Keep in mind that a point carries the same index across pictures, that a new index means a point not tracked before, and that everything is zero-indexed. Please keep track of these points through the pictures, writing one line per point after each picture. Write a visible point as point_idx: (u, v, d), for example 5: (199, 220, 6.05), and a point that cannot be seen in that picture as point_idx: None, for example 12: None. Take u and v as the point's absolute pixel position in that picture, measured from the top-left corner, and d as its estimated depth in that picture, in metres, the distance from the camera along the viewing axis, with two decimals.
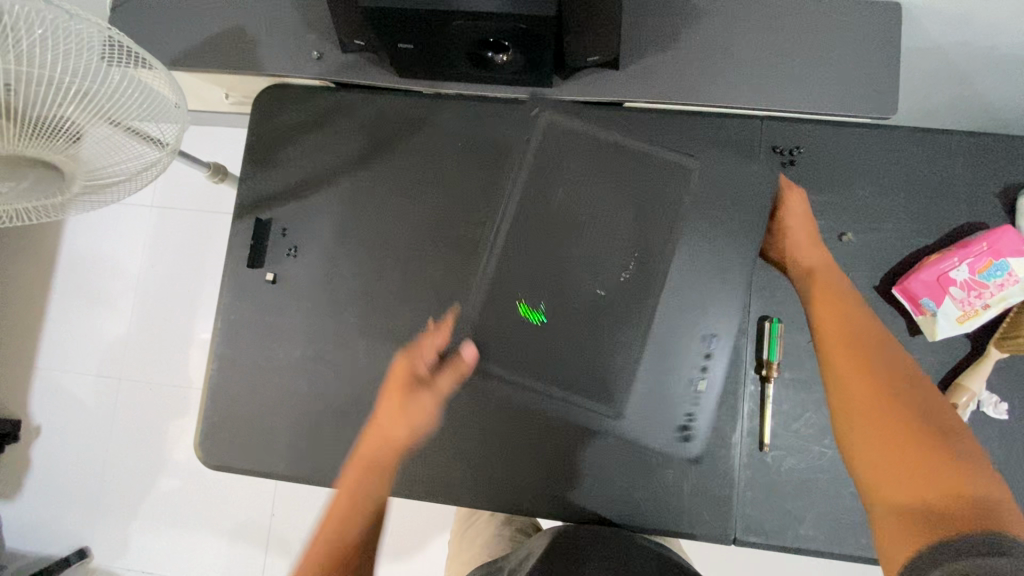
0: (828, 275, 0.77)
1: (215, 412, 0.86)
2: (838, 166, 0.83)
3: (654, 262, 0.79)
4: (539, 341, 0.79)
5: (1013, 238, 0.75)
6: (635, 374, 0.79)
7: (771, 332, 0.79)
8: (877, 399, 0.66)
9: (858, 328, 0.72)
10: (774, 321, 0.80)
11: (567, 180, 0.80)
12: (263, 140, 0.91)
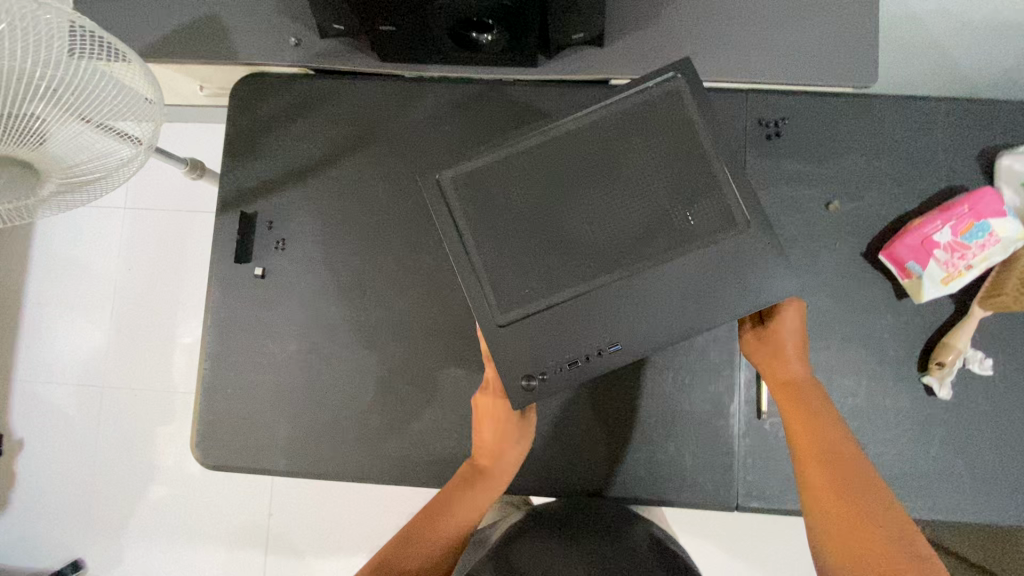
0: (788, 376, 0.73)
1: (210, 411, 0.84)
2: (823, 136, 0.84)
3: (673, 245, 0.73)
4: (541, 316, 0.73)
5: (993, 199, 0.77)
6: (632, 336, 0.73)
7: None
8: (831, 480, 0.66)
9: (814, 413, 0.71)
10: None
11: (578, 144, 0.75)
12: (244, 132, 0.89)
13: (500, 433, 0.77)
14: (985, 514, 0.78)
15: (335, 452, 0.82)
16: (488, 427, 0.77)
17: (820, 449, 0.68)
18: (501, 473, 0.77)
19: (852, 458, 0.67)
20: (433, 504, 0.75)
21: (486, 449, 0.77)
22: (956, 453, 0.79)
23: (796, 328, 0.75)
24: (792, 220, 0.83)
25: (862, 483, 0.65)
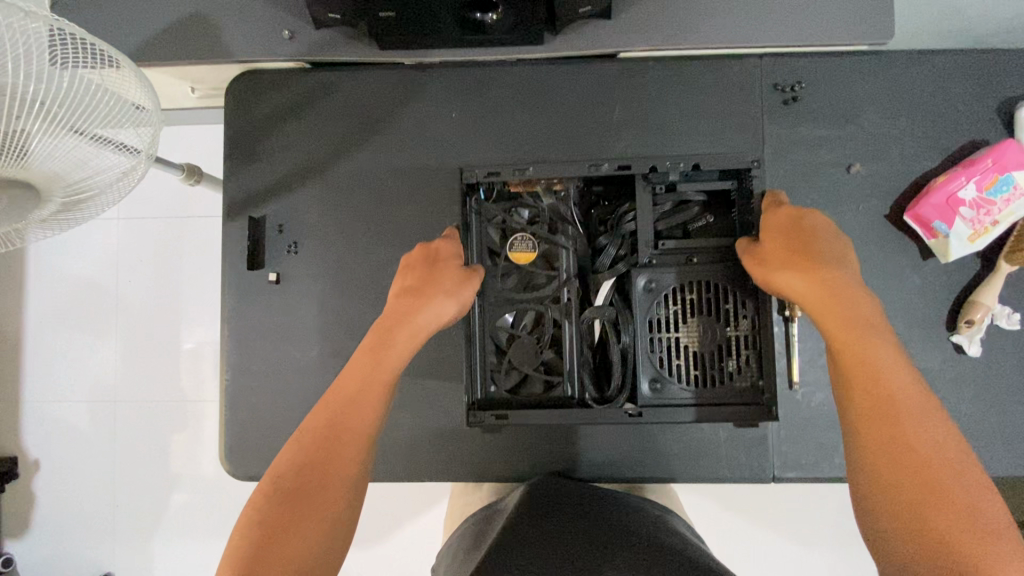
0: (828, 294, 0.65)
1: (236, 422, 0.83)
2: (841, 97, 0.82)
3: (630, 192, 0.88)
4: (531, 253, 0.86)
5: (1018, 151, 0.76)
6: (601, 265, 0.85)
7: None
8: (873, 402, 0.57)
9: (848, 330, 0.62)
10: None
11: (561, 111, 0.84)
12: (242, 133, 0.85)
13: (425, 272, 0.74)
14: (1016, 467, 0.79)
15: None
16: (416, 271, 0.75)
17: (859, 370, 0.60)
18: (423, 316, 0.71)
19: (897, 379, 0.58)
20: (348, 377, 0.66)
21: (408, 306, 0.71)
22: (986, 410, 0.80)
23: (812, 228, 0.70)
24: (814, 186, 0.81)
25: (904, 404, 0.56)
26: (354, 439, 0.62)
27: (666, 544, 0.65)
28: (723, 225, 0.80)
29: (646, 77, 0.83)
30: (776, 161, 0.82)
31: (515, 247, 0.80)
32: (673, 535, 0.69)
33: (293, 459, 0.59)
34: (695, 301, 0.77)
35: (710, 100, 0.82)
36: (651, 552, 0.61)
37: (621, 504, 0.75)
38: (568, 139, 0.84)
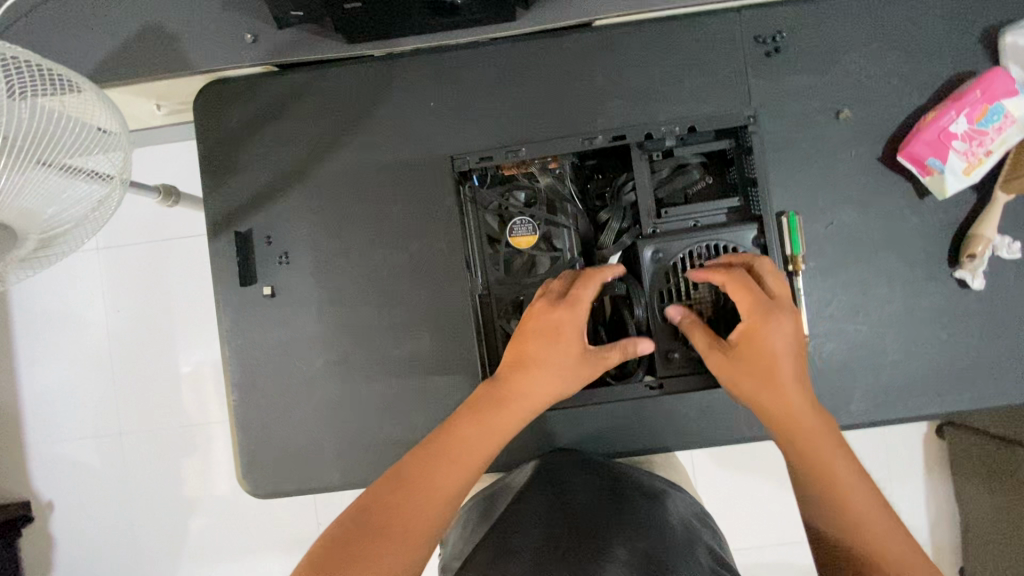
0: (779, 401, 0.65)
1: (249, 442, 0.81)
2: (823, 43, 0.81)
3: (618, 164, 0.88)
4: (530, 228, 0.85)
5: (1004, 78, 0.76)
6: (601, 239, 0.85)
7: (790, 226, 0.78)
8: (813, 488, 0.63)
9: (799, 429, 0.64)
10: (791, 215, 0.78)
11: (543, 88, 0.82)
12: (216, 145, 0.82)
13: (562, 328, 0.68)
14: None
15: (384, 457, 0.81)
16: (554, 326, 0.68)
17: (802, 459, 0.64)
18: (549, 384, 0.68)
19: (842, 465, 0.63)
20: (459, 437, 0.64)
21: (536, 371, 0.67)
22: (993, 341, 0.80)
23: (771, 332, 0.66)
24: (805, 136, 0.80)
25: (845, 494, 0.61)
26: (439, 500, 0.60)
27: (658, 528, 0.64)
28: (720, 187, 0.82)
29: (624, 43, 0.81)
30: (764, 116, 0.80)
31: (516, 232, 0.79)
32: (665, 511, 0.68)
33: (355, 514, 0.59)
34: (704, 268, 0.77)
35: (691, 60, 0.81)
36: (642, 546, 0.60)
37: (617, 477, 0.74)
38: (552, 117, 0.82)
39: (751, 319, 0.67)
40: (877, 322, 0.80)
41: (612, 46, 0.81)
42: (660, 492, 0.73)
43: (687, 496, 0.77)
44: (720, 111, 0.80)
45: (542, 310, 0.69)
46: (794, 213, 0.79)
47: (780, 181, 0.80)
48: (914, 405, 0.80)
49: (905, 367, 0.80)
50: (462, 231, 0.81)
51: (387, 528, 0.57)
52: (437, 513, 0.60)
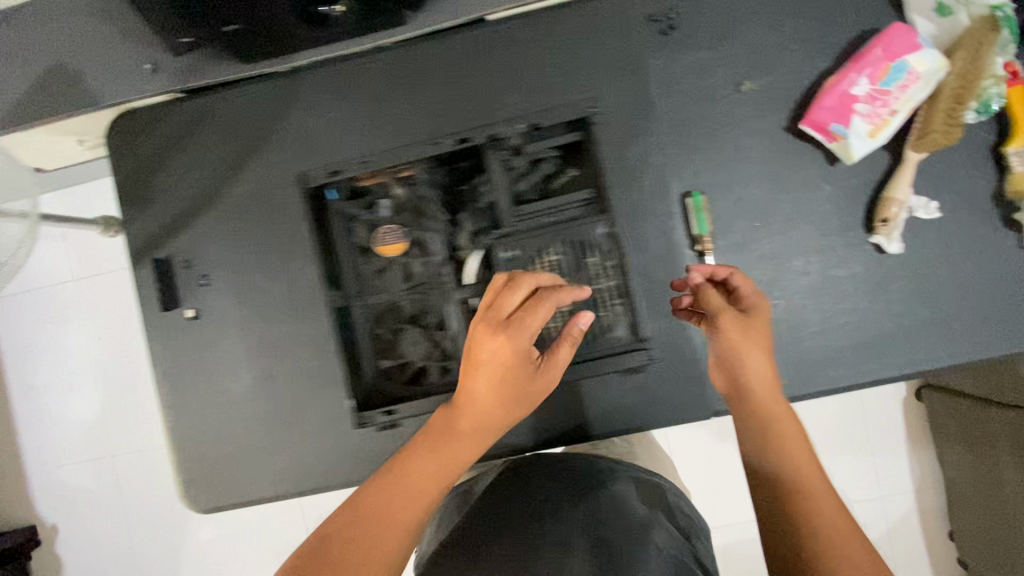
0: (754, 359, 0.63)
1: (189, 459, 0.84)
2: (719, 14, 0.78)
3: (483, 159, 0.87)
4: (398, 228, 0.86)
5: (905, 34, 0.73)
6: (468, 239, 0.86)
7: (695, 207, 0.78)
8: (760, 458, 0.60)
9: (767, 402, 0.61)
10: (695, 195, 0.78)
11: (440, 88, 0.81)
12: (131, 176, 0.84)
13: (506, 361, 0.62)
14: (957, 355, 0.78)
15: (316, 466, 0.82)
16: (497, 348, 0.62)
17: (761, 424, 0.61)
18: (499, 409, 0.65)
19: (792, 434, 0.60)
20: (410, 467, 0.61)
21: (493, 403, 0.64)
22: (917, 304, 0.78)
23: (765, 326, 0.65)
24: (706, 112, 0.79)
25: (796, 467, 0.58)
26: (401, 531, 0.57)
27: (591, 510, 0.66)
28: (585, 173, 0.82)
29: (517, 34, 0.80)
30: (664, 96, 0.79)
31: (383, 240, 0.81)
32: (633, 490, 0.72)
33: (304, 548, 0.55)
34: (560, 263, 0.78)
35: (586, 44, 0.80)
36: (581, 531, 0.62)
37: (550, 469, 0.76)
38: (452, 115, 0.81)
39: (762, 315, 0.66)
40: (797, 294, 0.79)
41: (505, 39, 0.80)
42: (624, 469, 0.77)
43: (650, 484, 0.76)
44: (619, 95, 0.79)
45: (490, 344, 0.62)
46: (698, 192, 0.79)
47: (684, 162, 0.79)
48: (841, 375, 0.79)
49: (829, 337, 0.79)
50: (324, 248, 0.81)
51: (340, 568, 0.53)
52: (390, 551, 0.56)
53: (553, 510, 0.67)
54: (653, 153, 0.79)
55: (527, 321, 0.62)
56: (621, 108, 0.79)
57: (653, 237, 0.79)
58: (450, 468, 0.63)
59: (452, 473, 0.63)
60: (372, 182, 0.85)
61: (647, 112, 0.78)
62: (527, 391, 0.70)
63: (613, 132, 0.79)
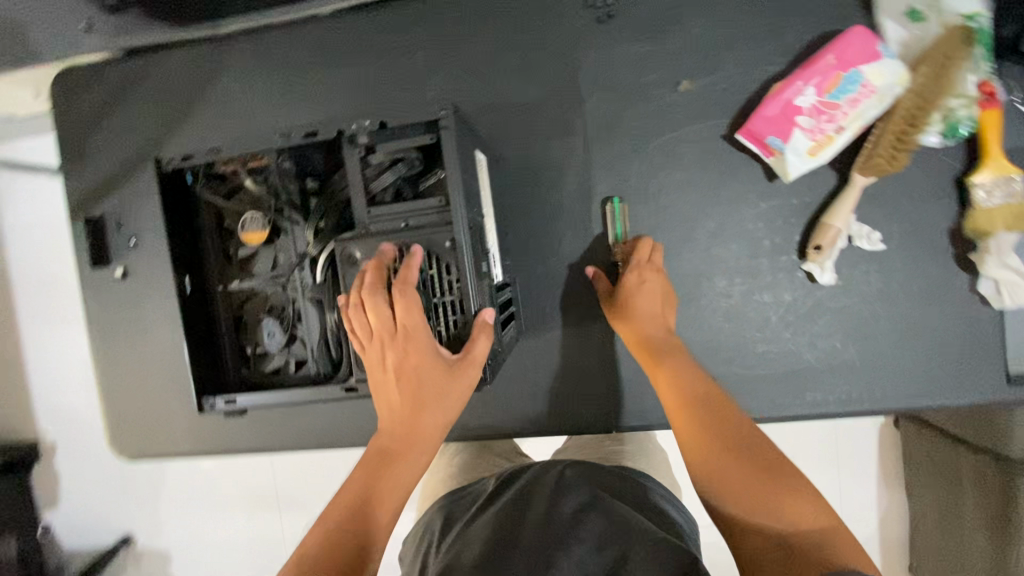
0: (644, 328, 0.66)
1: (114, 409, 0.89)
2: (662, 5, 0.72)
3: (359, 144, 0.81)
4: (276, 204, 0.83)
5: (864, 41, 0.64)
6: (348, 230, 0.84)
7: (614, 214, 0.73)
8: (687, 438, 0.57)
9: (691, 388, 0.59)
10: (615, 202, 0.73)
11: (366, 63, 0.78)
12: (71, 132, 0.87)
13: (406, 364, 0.52)
14: (883, 399, 0.72)
15: (223, 431, 0.84)
16: (399, 351, 0.52)
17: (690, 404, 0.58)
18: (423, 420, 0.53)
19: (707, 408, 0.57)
20: (353, 490, 0.50)
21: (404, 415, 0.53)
22: (846, 340, 0.72)
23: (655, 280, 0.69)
24: (639, 112, 0.73)
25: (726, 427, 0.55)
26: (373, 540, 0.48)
27: (596, 521, 0.51)
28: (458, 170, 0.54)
29: (447, 11, 0.75)
30: (594, 91, 0.73)
31: (247, 227, 0.59)
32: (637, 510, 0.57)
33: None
34: None
35: (518, 26, 0.74)
36: (598, 549, 0.48)
37: (524, 484, 0.60)
38: (375, 94, 0.78)
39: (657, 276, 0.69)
40: (716, 316, 0.74)
41: (434, 15, 0.76)
42: (629, 484, 0.62)
43: (650, 491, 0.63)
44: (546, 86, 0.74)
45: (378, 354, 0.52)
46: (618, 199, 0.73)
47: (609, 163, 0.74)
48: (755, 407, 0.74)
49: (745, 366, 0.74)
50: None
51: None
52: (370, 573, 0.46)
53: (534, 516, 0.53)
54: (576, 152, 0.74)
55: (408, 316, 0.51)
56: (547, 101, 0.74)
57: (568, 240, 0.75)
58: (380, 503, 0.50)
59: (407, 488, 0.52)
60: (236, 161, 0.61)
61: (574, 107, 0.74)
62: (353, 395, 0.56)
63: (536, 127, 0.74)
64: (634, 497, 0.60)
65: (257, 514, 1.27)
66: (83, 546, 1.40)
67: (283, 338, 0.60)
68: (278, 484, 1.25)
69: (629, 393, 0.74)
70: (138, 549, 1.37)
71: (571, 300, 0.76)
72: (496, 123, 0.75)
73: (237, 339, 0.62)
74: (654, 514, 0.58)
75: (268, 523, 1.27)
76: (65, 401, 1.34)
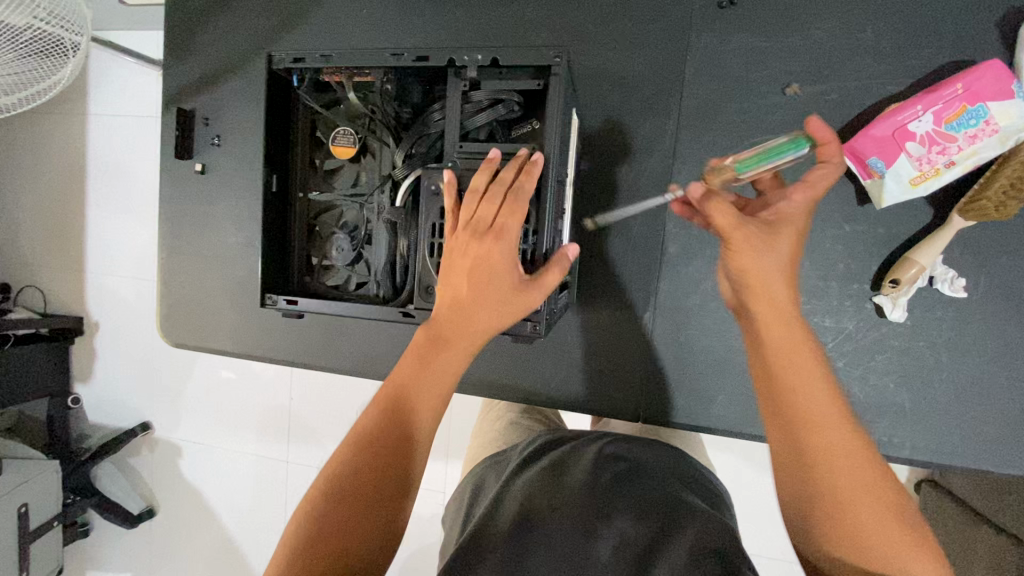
0: (768, 283, 0.49)
1: (168, 296, 0.92)
2: (789, 2, 0.69)
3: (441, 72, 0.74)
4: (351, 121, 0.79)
5: (999, 74, 0.60)
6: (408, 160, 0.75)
7: (787, 152, 0.56)
8: (806, 490, 0.44)
9: (806, 390, 0.46)
10: (800, 141, 0.55)
11: (474, 5, 0.77)
12: (179, 25, 0.89)
13: (484, 270, 0.52)
14: (925, 451, 0.70)
15: (265, 338, 0.87)
16: (467, 257, 0.52)
17: (804, 412, 0.45)
18: (478, 322, 0.53)
19: (834, 440, 0.44)
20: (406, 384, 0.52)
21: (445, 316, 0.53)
22: (901, 382, 0.70)
23: (792, 239, 0.50)
24: (739, 107, 0.71)
25: (863, 464, 0.43)
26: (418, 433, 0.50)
27: (637, 495, 0.52)
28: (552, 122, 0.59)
29: None
30: (696, 78, 0.72)
31: (337, 141, 0.69)
32: (691, 492, 0.55)
33: (319, 488, 0.47)
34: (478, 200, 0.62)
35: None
36: (638, 518, 0.48)
37: (560, 453, 0.61)
38: (477, 37, 0.77)
39: (796, 228, 0.51)
40: None
41: None
42: (679, 464, 0.61)
43: (704, 479, 0.61)
44: (649, 63, 0.72)
45: (456, 250, 0.53)
46: (807, 138, 0.55)
47: (696, 153, 0.72)
48: None
49: None
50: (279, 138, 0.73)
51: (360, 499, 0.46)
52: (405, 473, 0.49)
53: (575, 482, 0.54)
54: (666, 136, 0.73)
55: (508, 222, 0.52)
56: (647, 78, 0.72)
57: (637, 223, 0.74)
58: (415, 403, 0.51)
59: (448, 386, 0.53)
60: (340, 81, 0.69)
61: (674, 89, 0.72)
62: (408, 320, 0.63)
63: (631, 103, 0.73)
64: (673, 467, 0.59)
65: (266, 431, 1.30)
66: (103, 423, 1.45)
67: (351, 253, 0.69)
68: (293, 407, 1.27)
69: (663, 385, 0.74)
70: (153, 437, 1.40)
71: (626, 282, 0.75)
72: (591, 91, 0.74)
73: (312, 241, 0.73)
74: (692, 485, 0.58)
75: (275, 443, 1.29)
76: (115, 285, 1.37)
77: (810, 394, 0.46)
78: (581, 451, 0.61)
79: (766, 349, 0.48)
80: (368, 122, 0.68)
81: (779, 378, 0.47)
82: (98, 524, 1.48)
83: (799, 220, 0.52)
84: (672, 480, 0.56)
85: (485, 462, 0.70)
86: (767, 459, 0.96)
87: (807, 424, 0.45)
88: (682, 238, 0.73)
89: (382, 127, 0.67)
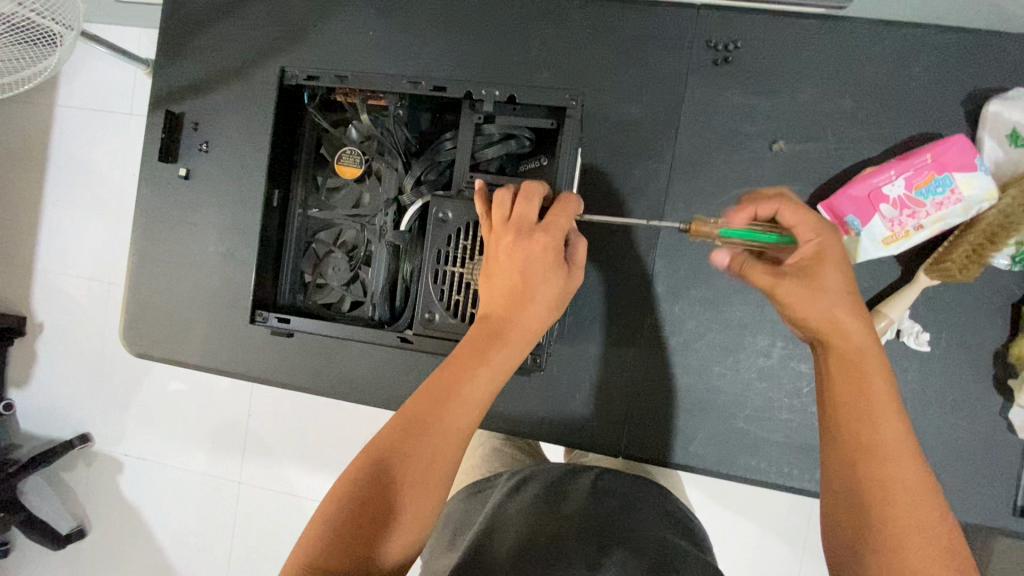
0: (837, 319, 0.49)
1: (134, 302, 0.88)
2: (777, 65, 0.74)
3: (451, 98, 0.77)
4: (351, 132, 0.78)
5: (962, 148, 0.65)
6: None
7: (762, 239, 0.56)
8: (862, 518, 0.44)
9: (875, 406, 0.46)
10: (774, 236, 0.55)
11: (482, 36, 0.79)
12: (175, 27, 0.87)
13: (536, 269, 0.52)
14: None
15: (236, 351, 0.84)
16: (517, 252, 0.52)
17: (868, 421, 0.46)
18: (529, 316, 0.52)
19: (893, 463, 0.44)
20: (459, 380, 0.49)
21: (498, 313, 0.52)
22: None
23: (834, 271, 0.50)
24: (728, 158, 0.74)
25: (920, 493, 0.43)
26: (460, 434, 0.48)
27: (632, 531, 0.52)
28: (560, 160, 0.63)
29: (575, 11, 0.77)
30: (690, 127, 0.75)
31: (341, 159, 0.70)
32: (680, 534, 0.56)
33: (365, 470, 0.45)
34: None
35: (636, 45, 0.75)
36: (637, 554, 0.48)
37: (551, 484, 0.60)
38: (481, 68, 0.79)
39: (831, 262, 0.51)
40: (749, 371, 0.74)
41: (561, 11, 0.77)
42: (669, 506, 0.62)
43: (687, 522, 0.62)
44: (647, 110, 0.75)
45: (503, 248, 0.53)
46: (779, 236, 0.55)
47: (687, 198, 0.75)
48: (760, 469, 0.74)
49: (763, 428, 0.74)
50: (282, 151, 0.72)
51: (399, 493, 0.44)
52: (448, 462, 0.47)
53: (575, 514, 0.54)
54: (661, 179, 0.75)
55: (558, 222, 0.54)
56: (643, 123, 0.75)
57: (628, 260, 0.76)
58: (461, 399, 0.48)
59: (498, 381, 0.51)
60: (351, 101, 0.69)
61: (669, 136, 0.75)
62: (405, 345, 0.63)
63: (628, 146, 0.76)
64: (657, 505, 0.60)
65: (221, 449, 1.23)
66: (38, 433, 1.34)
67: (347, 273, 0.69)
68: (252, 425, 1.21)
69: (644, 420, 0.75)
70: (93, 450, 1.31)
71: (613, 318, 0.76)
72: (590, 131, 0.76)
73: (307, 261, 0.72)
74: (677, 525, 0.58)
75: (230, 463, 1.23)
76: (67, 285, 1.29)
77: (881, 426, 0.45)
78: (574, 483, 0.61)
79: (840, 365, 0.49)
80: (376, 143, 0.69)
81: (848, 407, 0.47)
82: (20, 543, 1.36)
83: (833, 250, 0.51)
84: (664, 522, 0.57)
85: (464, 492, 0.69)
86: (738, 499, 0.96)
87: (872, 436, 0.45)
88: (670, 277, 0.76)
89: (388, 151, 0.68)
